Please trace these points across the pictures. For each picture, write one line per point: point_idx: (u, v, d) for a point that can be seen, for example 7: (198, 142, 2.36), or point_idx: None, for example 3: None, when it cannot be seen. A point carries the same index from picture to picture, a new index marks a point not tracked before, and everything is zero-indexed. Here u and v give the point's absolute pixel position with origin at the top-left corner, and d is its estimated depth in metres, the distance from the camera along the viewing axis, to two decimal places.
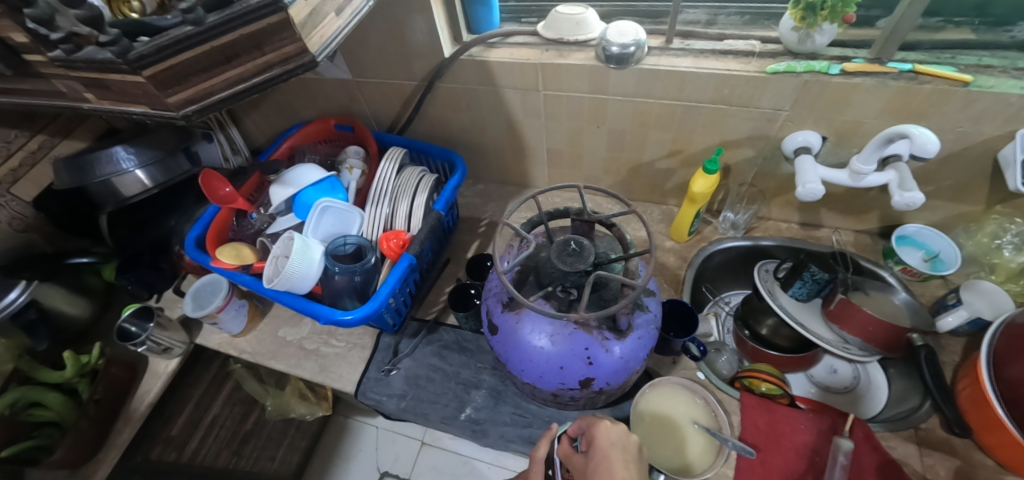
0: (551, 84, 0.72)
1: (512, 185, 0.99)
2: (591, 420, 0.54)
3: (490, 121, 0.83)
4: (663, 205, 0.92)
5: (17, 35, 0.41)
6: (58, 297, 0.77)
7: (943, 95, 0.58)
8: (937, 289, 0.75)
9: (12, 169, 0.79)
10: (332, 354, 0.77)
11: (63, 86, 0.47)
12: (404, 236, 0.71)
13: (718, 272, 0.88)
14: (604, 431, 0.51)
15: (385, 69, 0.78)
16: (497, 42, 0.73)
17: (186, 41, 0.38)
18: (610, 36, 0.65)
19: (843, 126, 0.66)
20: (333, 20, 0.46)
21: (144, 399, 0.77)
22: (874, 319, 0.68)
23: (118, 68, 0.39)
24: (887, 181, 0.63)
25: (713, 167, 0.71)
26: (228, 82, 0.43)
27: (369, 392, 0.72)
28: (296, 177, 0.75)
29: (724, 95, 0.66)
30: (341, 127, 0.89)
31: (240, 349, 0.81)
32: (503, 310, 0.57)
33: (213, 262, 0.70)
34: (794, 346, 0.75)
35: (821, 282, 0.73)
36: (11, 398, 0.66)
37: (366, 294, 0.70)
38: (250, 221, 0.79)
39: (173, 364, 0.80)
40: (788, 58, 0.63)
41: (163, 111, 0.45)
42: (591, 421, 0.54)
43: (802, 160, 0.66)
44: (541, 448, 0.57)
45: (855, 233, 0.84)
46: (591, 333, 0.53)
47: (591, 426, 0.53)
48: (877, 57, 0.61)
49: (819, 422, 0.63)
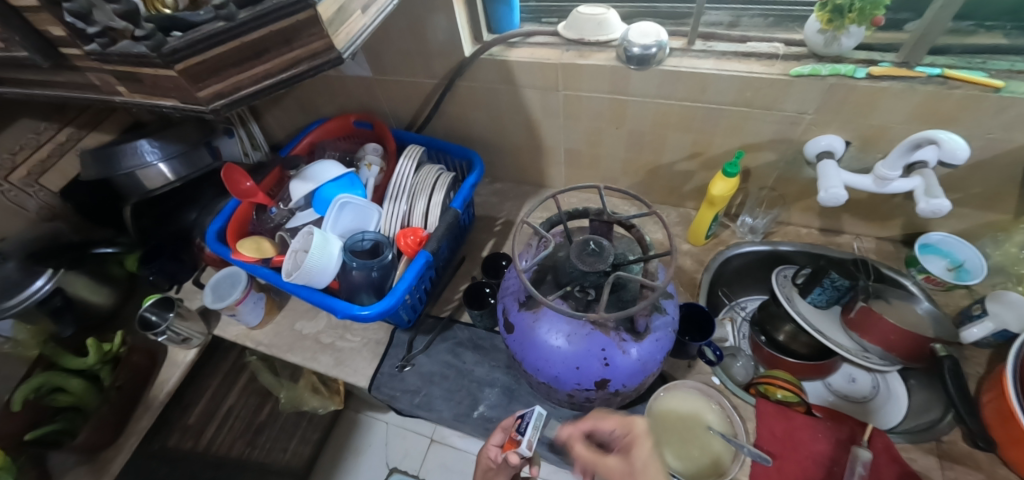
0: (572, 84, 0.72)
1: (529, 185, 0.99)
2: (623, 420, 0.54)
3: (509, 120, 0.83)
4: (680, 207, 0.91)
5: (54, 29, 0.42)
6: (82, 286, 0.78)
7: (976, 101, 0.57)
8: (961, 299, 0.74)
9: (41, 160, 0.81)
10: (348, 348, 0.78)
11: (96, 79, 0.48)
12: (421, 233, 0.72)
13: (735, 276, 0.87)
14: (642, 435, 0.52)
15: (406, 68, 0.79)
16: (517, 42, 0.74)
17: (218, 36, 0.39)
18: (632, 36, 0.65)
19: (869, 130, 0.64)
20: (359, 17, 0.46)
21: (163, 388, 0.78)
22: (894, 328, 0.66)
23: (151, 62, 0.40)
24: (913, 187, 0.62)
25: (733, 171, 0.70)
26: (256, 77, 0.44)
27: (383, 387, 0.73)
28: (316, 173, 0.76)
29: (747, 97, 0.65)
30: (361, 124, 0.90)
31: (257, 342, 0.82)
32: (520, 308, 0.57)
33: (234, 255, 0.71)
34: (813, 353, 0.75)
35: (841, 289, 0.72)
36: (36, 382, 0.69)
37: (382, 290, 0.71)
38: (270, 215, 0.81)
39: (191, 355, 0.82)
40: (812, 61, 0.63)
41: (193, 105, 0.45)
42: (624, 422, 0.54)
43: (825, 164, 0.65)
44: (509, 419, 0.62)
45: (877, 240, 0.82)
46: (609, 334, 0.53)
47: (625, 425, 0.53)
48: (905, 61, 0.60)
49: (837, 431, 0.62)
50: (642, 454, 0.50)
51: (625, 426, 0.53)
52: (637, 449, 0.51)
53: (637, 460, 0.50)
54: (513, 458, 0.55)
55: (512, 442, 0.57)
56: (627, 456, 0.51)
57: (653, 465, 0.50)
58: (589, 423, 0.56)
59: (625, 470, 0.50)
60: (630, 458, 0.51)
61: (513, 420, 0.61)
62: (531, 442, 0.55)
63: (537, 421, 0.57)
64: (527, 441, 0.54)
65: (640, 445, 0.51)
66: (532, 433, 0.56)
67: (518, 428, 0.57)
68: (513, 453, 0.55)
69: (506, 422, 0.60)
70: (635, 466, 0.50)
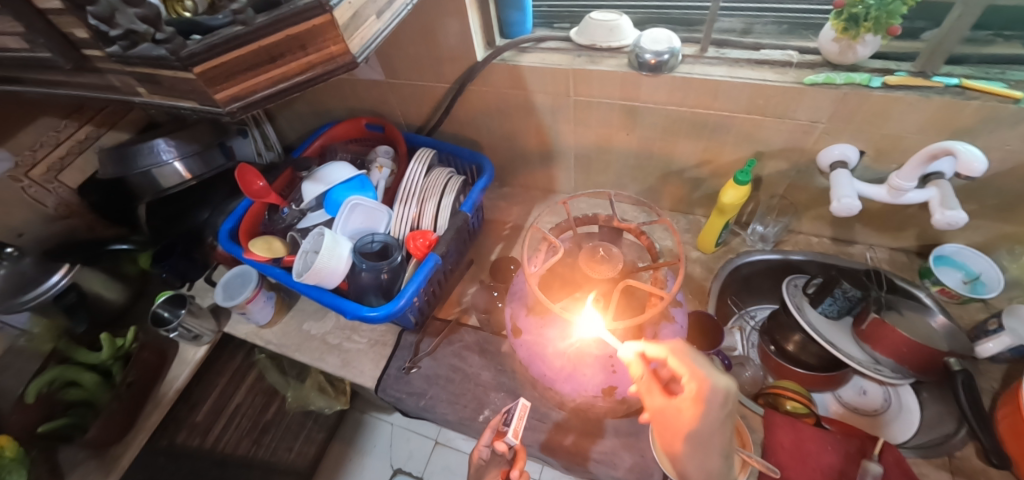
0: (583, 90, 0.72)
1: (538, 189, 0.99)
2: (698, 374, 0.35)
3: (519, 125, 0.84)
4: (690, 214, 0.91)
5: (78, 31, 0.43)
6: (96, 281, 0.80)
7: (993, 111, 0.56)
8: (977, 313, 0.73)
9: (60, 157, 0.83)
10: (355, 349, 0.79)
11: (117, 80, 0.49)
12: (431, 236, 0.71)
13: (743, 285, 0.86)
14: (707, 401, 0.34)
15: (418, 71, 0.79)
16: (529, 47, 0.74)
17: (236, 40, 0.39)
18: (643, 43, 0.64)
19: (883, 140, 0.64)
20: (373, 23, 0.47)
21: (172, 385, 0.79)
22: (907, 340, 0.64)
23: (170, 65, 0.41)
24: (928, 198, 0.61)
25: (745, 179, 0.69)
26: (272, 80, 0.45)
27: (389, 389, 0.73)
28: (328, 174, 0.77)
29: (759, 105, 0.65)
30: (372, 126, 0.91)
31: (266, 340, 0.83)
32: (528, 314, 0.58)
33: (246, 254, 0.71)
34: (821, 364, 0.73)
35: (853, 299, 0.70)
36: (50, 376, 0.71)
37: (390, 292, 0.71)
38: (282, 216, 0.81)
39: (201, 352, 0.83)
40: (827, 70, 0.62)
41: (211, 107, 0.46)
42: (706, 386, 0.34)
43: (838, 174, 0.65)
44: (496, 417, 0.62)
45: (890, 250, 0.81)
46: (617, 340, 0.53)
47: (694, 378, 0.35)
48: (922, 70, 0.60)
49: (847, 443, 0.61)
50: (701, 422, 0.34)
51: (708, 395, 0.34)
52: (698, 415, 0.34)
53: (693, 426, 0.34)
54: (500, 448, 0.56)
55: (500, 433, 0.58)
56: (683, 413, 0.35)
57: (711, 439, 0.33)
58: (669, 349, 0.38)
59: (675, 427, 0.36)
60: (685, 417, 0.35)
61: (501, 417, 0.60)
62: (517, 431, 0.55)
63: (521, 412, 0.56)
64: (511, 431, 0.54)
65: (701, 413, 0.34)
66: (518, 423, 0.56)
67: (506, 420, 0.58)
68: (500, 442, 0.56)
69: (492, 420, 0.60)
70: (688, 430, 0.34)
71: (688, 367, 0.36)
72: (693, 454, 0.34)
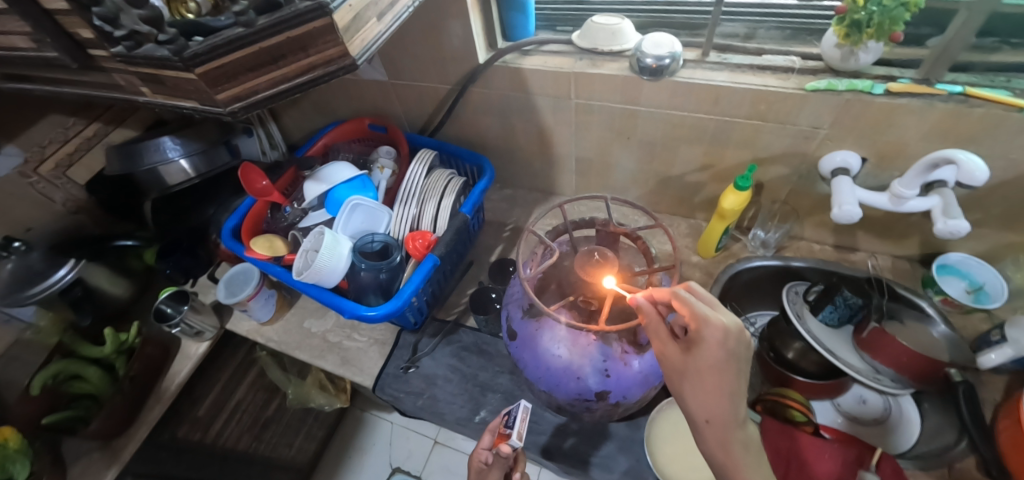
0: (584, 93, 0.72)
1: (539, 191, 0.99)
2: (706, 318, 0.40)
3: (520, 127, 0.84)
4: (691, 218, 0.90)
5: (84, 31, 0.44)
6: (102, 276, 0.81)
7: (997, 120, 0.55)
8: (979, 323, 0.72)
9: (69, 153, 0.85)
10: (355, 348, 0.79)
11: (122, 80, 0.49)
12: (430, 237, 0.72)
13: (745, 290, 0.84)
14: (712, 339, 0.39)
15: (421, 72, 0.80)
16: (531, 50, 0.74)
17: (238, 41, 0.40)
18: (645, 47, 0.64)
19: (886, 147, 0.63)
20: (374, 25, 0.47)
21: (174, 380, 0.80)
22: (907, 349, 0.65)
23: (172, 66, 0.42)
24: (931, 206, 0.61)
25: (745, 185, 0.69)
26: (273, 82, 0.45)
27: (387, 388, 0.74)
28: (330, 174, 0.78)
29: (761, 110, 0.65)
30: (375, 127, 0.92)
31: (267, 337, 0.84)
32: (524, 316, 0.57)
33: (247, 252, 0.72)
34: (822, 371, 0.72)
35: (854, 307, 0.69)
36: (53, 370, 0.72)
37: (390, 292, 0.72)
38: (283, 214, 0.82)
39: (203, 347, 0.84)
40: (829, 76, 0.62)
41: (212, 107, 0.47)
42: (719, 330, 0.39)
43: (839, 180, 0.64)
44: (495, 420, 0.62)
45: (893, 258, 0.81)
46: (611, 346, 0.52)
47: (695, 320, 0.40)
48: (925, 78, 0.59)
49: (844, 452, 0.60)
50: (709, 358, 0.40)
51: (720, 335, 0.39)
52: (703, 351, 0.40)
53: (699, 361, 0.40)
54: (504, 451, 0.56)
55: (503, 435, 0.58)
56: (687, 351, 0.41)
57: (717, 371, 0.39)
58: (672, 295, 0.42)
59: (680, 365, 0.41)
60: (690, 354, 0.41)
61: (500, 420, 0.61)
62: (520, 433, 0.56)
63: (524, 413, 0.58)
64: (516, 432, 0.55)
65: (706, 349, 0.39)
66: (521, 425, 0.57)
67: (507, 423, 0.58)
68: (504, 444, 0.56)
69: (493, 422, 0.61)
70: (694, 365, 0.40)
71: (689, 310, 0.41)
72: (697, 386, 0.40)
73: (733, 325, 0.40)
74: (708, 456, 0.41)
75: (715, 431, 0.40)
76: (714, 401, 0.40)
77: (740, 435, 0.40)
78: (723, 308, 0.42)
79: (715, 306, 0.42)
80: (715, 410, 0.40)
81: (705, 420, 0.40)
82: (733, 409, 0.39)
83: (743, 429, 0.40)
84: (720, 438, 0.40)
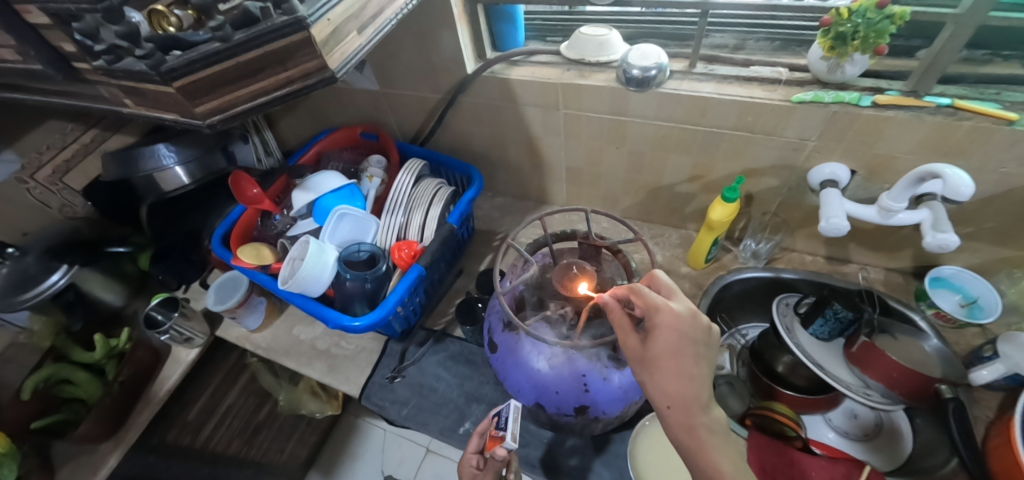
0: (572, 104, 0.72)
1: (530, 200, 0.99)
2: (661, 305, 0.42)
3: (510, 136, 0.84)
4: (682, 229, 0.90)
5: (66, 45, 0.44)
6: (96, 282, 0.81)
7: (986, 133, 0.54)
8: (973, 338, 0.71)
9: (65, 159, 0.84)
10: (342, 356, 0.79)
11: (106, 91, 0.50)
12: (415, 246, 0.72)
13: (736, 301, 0.84)
14: (666, 324, 0.41)
15: (412, 81, 0.80)
16: (519, 60, 0.74)
17: (215, 55, 0.40)
18: (632, 58, 0.64)
19: (875, 159, 0.63)
20: (354, 38, 0.48)
21: (164, 384, 0.80)
22: (897, 364, 0.62)
23: (151, 80, 0.42)
24: (920, 220, 0.60)
25: (732, 196, 0.69)
26: (252, 94, 0.46)
27: (373, 397, 0.73)
28: (317, 184, 0.78)
29: (748, 122, 0.64)
30: (366, 135, 0.92)
31: (255, 344, 0.84)
32: (504, 329, 0.57)
33: (234, 261, 0.72)
34: (810, 385, 0.72)
35: (845, 321, 0.68)
36: (45, 373, 0.71)
37: (375, 300, 0.72)
38: (273, 222, 0.82)
39: (194, 353, 0.84)
40: (816, 87, 0.61)
41: (192, 120, 0.48)
42: (672, 314, 0.42)
43: (827, 192, 0.64)
44: (484, 422, 0.61)
45: (886, 271, 0.80)
46: (590, 360, 0.52)
47: (649, 308, 0.42)
48: (913, 90, 0.58)
49: (831, 470, 0.60)
50: (666, 341, 0.41)
51: (675, 319, 0.41)
52: (658, 336, 0.42)
53: (655, 347, 0.41)
54: (498, 454, 0.55)
55: (495, 438, 0.56)
56: (645, 339, 0.43)
57: (674, 356, 0.41)
58: (628, 289, 0.44)
59: (640, 354, 0.42)
60: (648, 341, 0.42)
61: (489, 423, 0.60)
62: (513, 435, 0.54)
63: (515, 413, 0.56)
64: (510, 434, 0.53)
65: (660, 334, 0.41)
66: (513, 426, 0.55)
67: (500, 424, 0.56)
68: (499, 447, 0.54)
69: (481, 425, 0.60)
70: (651, 351, 0.42)
71: (644, 300, 0.43)
72: (658, 373, 0.41)
73: (685, 311, 0.42)
74: (676, 445, 0.41)
75: (677, 415, 0.40)
76: (677, 385, 0.40)
77: (705, 420, 0.40)
78: (678, 297, 0.44)
79: (670, 295, 0.44)
80: (676, 394, 0.40)
81: (671, 406, 0.40)
82: (695, 394, 0.40)
83: (708, 413, 0.41)
84: (684, 423, 0.40)
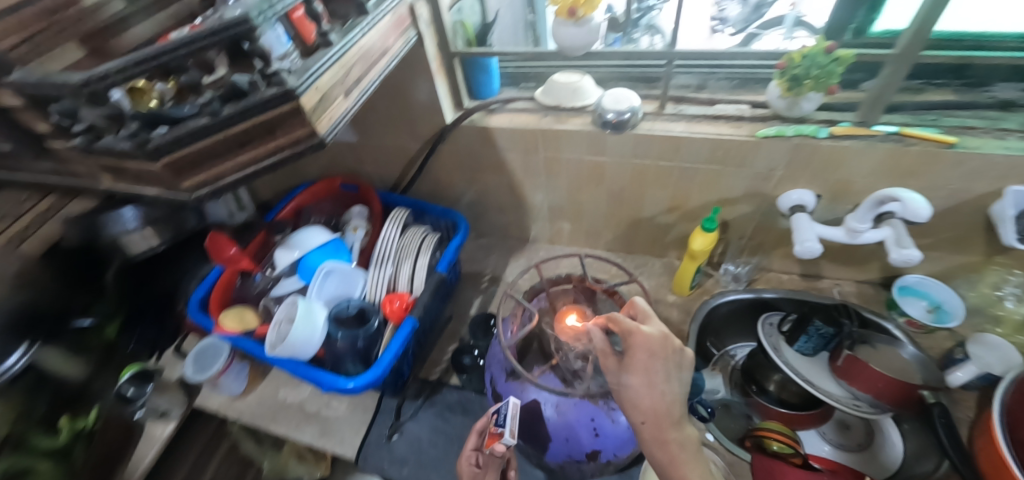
0: (551, 147, 0.75)
1: (514, 238, 1.00)
2: (637, 328, 0.46)
3: (492, 179, 0.85)
4: (664, 257, 0.93)
5: (41, 126, 0.43)
6: (55, 359, 0.67)
7: (932, 156, 0.60)
8: (944, 341, 0.75)
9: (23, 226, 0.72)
10: (334, 417, 0.76)
11: (81, 169, 0.48)
12: (407, 297, 0.72)
13: (723, 323, 0.85)
14: (638, 345, 0.45)
15: (392, 131, 0.81)
16: (497, 108, 0.77)
17: (204, 131, 0.40)
18: (606, 103, 0.68)
19: (836, 184, 0.67)
20: (341, 102, 0.48)
21: (138, 466, 0.75)
22: (883, 375, 0.65)
23: (133, 157, 0.41)
24: (883, 237, 0.64)
25: (711, 226, 0.73)
26: (240, 164, 0.45)
27: (370, 459, 0.70)
28: (300, 240, 0.76)
29: (719, 156, 0.68)
30: (347, 186, 0.92)
31: (238, 413, 0.79)
32: (508, 379, 0.57)
33: (217, 328, 0.70)
34: (803, 402, 0.74)
35: (827, 336, 0.71)
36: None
37: (369, 358, 0.69)
38: (254, 282, 0.79)
39: (170, 427, 0.79)
40: (777, 122, 0.66)
41: (176, 194, 0.46)
42: (646, 336, 0.45)
43: (797, 218, 0.68)
44: (483, 419, 0.57)
45: (857, 283, 0.84)
46: (596, 403, 0.52)
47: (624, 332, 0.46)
48: (864, 120, 0.63)
49: None
50: (640, 363, 0.45)
51: (649, 341, 0.45)
52: (632, 357, 0.45)
53: (631, 366, 0.45)
54: (498, 451, 0.49)
55: (494, 435, 0.51)
56: (621, 361, 0.46)
57: (646, 374, 0.44)
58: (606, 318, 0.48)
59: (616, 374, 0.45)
60: (623, 361, 0.45)
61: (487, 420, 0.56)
62: (513, 431, 0.49)
63: (513, 411, 0.51)
64: (508, 430, 0.48)
65: (634, 354, 0.45)
66: (513, 423, 0.49)
67: (498, 422, 0.51)
68: (497, 443, 0.49)
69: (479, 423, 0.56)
70: (626, 370, 0.45)
71: (621, 325, 0.47)
72: (632, 390, 0.44)
73: (658, 334, 0.47)
74: (651, 460, 0.43)
75: (652, 430, 0.43)
76: (650, 402, 0.43)
77: (677, 435, 0.43)
78: (652, 322, 0.48)
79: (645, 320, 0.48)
80: (649, 409, 0.43)
81: (645, 422, 0.43)
82: (667, 409, 0.43)
83: (679, 428, 0.43)
84: (657, 437, 0.43)
